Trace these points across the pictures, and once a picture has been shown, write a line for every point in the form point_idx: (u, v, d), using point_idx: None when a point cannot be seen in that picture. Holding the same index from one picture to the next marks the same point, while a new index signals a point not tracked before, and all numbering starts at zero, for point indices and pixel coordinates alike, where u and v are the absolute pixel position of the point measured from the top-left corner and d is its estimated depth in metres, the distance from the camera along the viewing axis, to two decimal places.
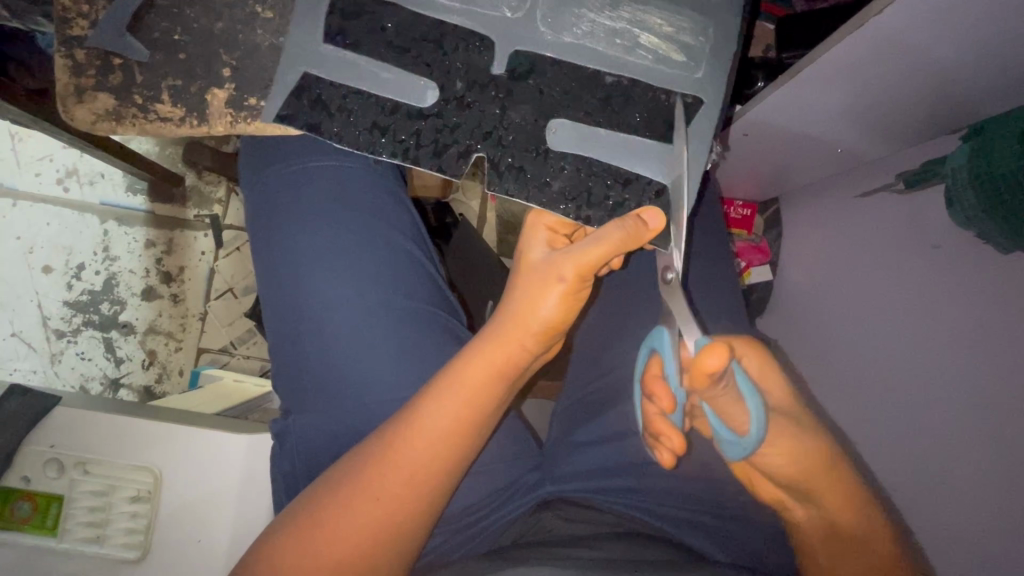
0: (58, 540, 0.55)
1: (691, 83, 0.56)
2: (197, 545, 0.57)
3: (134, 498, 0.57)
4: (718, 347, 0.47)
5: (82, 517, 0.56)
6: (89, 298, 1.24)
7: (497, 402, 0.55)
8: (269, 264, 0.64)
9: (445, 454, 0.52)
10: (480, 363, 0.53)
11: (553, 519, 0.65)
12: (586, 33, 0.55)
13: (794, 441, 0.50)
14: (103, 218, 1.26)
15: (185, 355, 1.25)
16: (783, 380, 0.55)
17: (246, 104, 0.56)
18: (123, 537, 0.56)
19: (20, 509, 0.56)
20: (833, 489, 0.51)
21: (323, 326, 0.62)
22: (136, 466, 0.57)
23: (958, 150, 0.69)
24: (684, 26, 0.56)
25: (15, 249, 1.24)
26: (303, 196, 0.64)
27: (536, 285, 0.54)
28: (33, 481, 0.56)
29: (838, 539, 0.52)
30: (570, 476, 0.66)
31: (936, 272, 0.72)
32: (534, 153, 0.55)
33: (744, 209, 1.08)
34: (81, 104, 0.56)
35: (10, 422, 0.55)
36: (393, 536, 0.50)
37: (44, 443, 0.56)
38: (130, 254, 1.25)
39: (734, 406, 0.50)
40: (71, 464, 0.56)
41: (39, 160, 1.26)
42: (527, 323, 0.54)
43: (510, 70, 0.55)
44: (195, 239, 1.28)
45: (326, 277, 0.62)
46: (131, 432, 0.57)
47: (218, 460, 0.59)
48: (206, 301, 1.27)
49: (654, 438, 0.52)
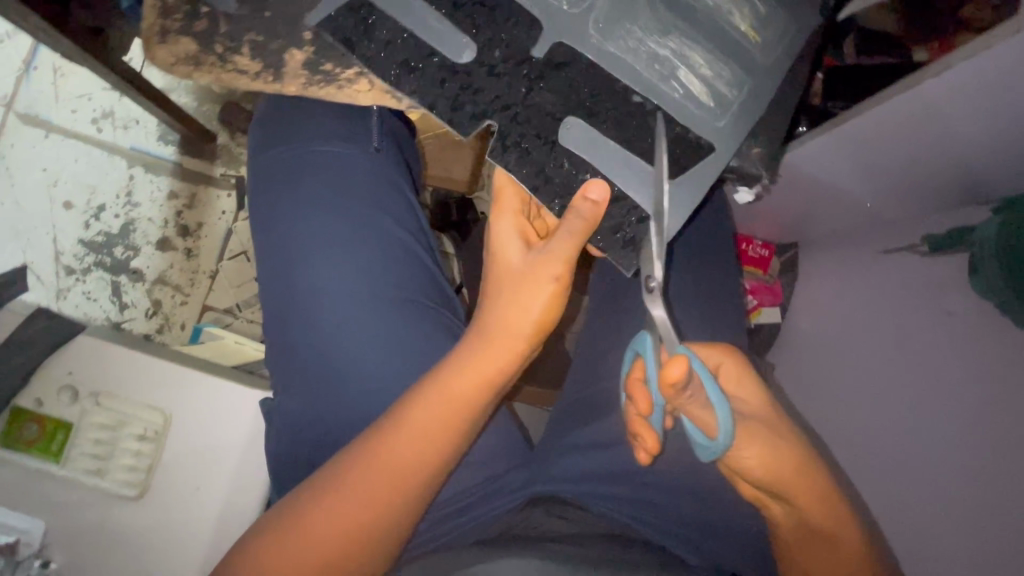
0: (60, 467, 0.55)
1: (709, 129, 0.56)
2: (195, 492, 0.57)
3: (140, 437, 0.57)
4: (682, 358, 0.49)
5: (87, 448, 0.56)
6: (104, 240, 1.25)
7: (486, 407, 0.56)
8: (280, 237, 0.64)
9: (429, 457, 0.52)
10: (467, 369, 0.54)
11: (544, 516, 0.64)
12: (630, 48, 0.56)
13: (764, 446, 0.54)
14: (131, 162, 1.27)
15: (189, 310, 1.25)
16: (759, 390, 0.59)
17: (323, 69, 0.58)
18: (123, 474, 0.56)
19: (27, 431, 0.55)
20: (808, 493, 0.54)
21: (312, 309, 0.62)
22: (149, 404, 0.57)
23: (988, 223, 0.68)
24: (723, 77, 0.56)
25: (39, 181, 1.25)
26: (301, 180, 0.64)
27: (520, 290, 0.56)
28: (46, 405, 0.56)
29: (812, 535, 0.55)
30: (562, 478, 0.65)
31: (946, 336, 0.72)
32: (542, 140, 0.55)
33: (763, 248, 1.08)
34: (163, 44, 0.57)
35: (32, 343, 0.56)
36: (377, 535, 0.50)
37: (62, 370, 0.57)
38: (152, 202, 1.27)
39: (705, 413, 0.52)
40: (84, 393, 0.57)
41: (76, 98, 1.28)
42: (514, 326, 0.56)
43: (548, 58, 0.56)
44: (218, 197, 1.29)
45: (333, 254, 0.63)
46: (149, 371, 0.58)
47: (228, 412, 0.59)
48: (219, 260, 1.28)
49: (632, 435, 0.55)
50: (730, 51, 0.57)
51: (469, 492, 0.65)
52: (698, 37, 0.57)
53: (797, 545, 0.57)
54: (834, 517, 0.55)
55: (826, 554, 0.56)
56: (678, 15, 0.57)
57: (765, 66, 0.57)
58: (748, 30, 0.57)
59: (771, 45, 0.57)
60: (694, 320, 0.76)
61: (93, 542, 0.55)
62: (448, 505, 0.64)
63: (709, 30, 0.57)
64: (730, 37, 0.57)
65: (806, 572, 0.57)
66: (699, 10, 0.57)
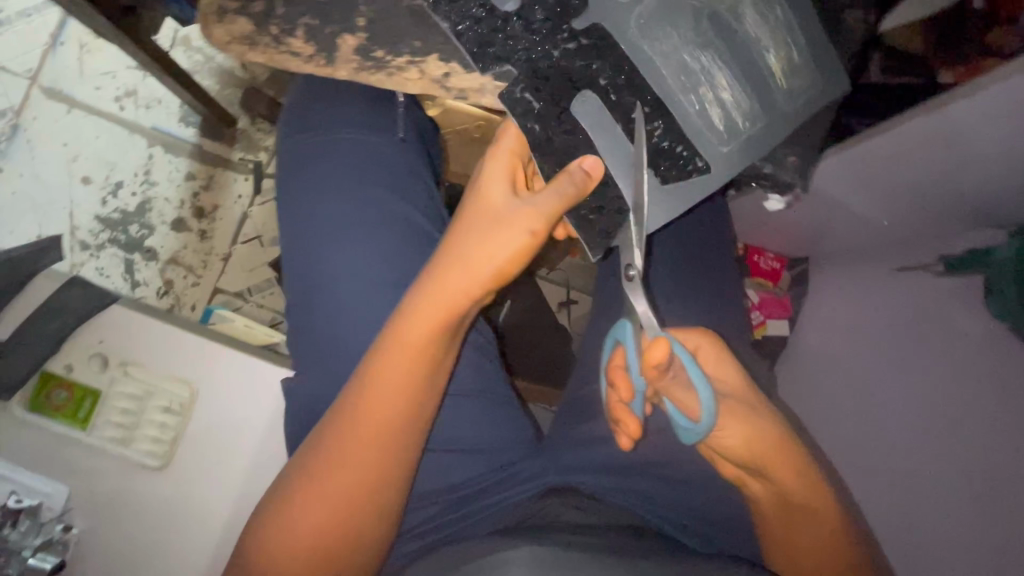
0: (86, 433, 0.56)
1: (712, 152, 0.57)
2: (220, 465, 0.58)
3: (166, 409, 0.58)
4: (662, 341, 0.50)
5: (113, 417, 0.57)
6: (119, 217, 1.24)
7: (443, 355, 0.55)
8: (305, 222, 0.63)
9: (399, 411, 0.52)
10: (422, 321, 0.53)
11: (559, 507, 0.62)
12: (663, 51, 0.56)
13: (744, 425, 0.53)
14: (151, 141, 1.28)
15: (201, 292, 1.24)
16: (737, 368, 0.57)
17: (374, 56, 0.59)
18: (148, 445, 0.57)
19: (56, 396, 0.56)
20: (787, 467, 0.54)
21: (333, 293, 0.61)
22: (175, 377, 0.58)
23: (1009, 246, 0.69)
24: (742, 108, 0.57)
25: (58, 155, 1.25)
26: (326, 165, 0.64)
27: (500, 229, 0.53)
28: (75, 371, 0.57)
29: (792, 511, 0.55)
30: (582, 467, 0.63)
31: (958, 354, 0.73)
32: (553, 103, 0.55)
33: (774, 261, 1.02)
34: (221, 24, 0.58)
35: (65, 310, 0.57)
36: (362, 500, 0.51)
37: (93, 338, 0.58)
38: (170, 182, 1.27)
39: (688, 395, 0.52)
40: (114, 361, 0.58)
41: (100, 75, 1.29)
42: (488, 268, 0.53)
43: (585, 33, 0.55)
44: (234, 180, 1.29)
45: (358, 238, 0.62)
46: (176, 344, 0.59)
47: (254, 389, 0.60)
48: (232, 243, 1.27)
49: (613, 422, 0.55)
50: (756, 84, 0.57)
51: (479, 479, 0.64)
52: (730, 60, 0.57)
53: (778, 521, 0.56)
54: (813, 490, 0.55)
55: (811, 529, 0.55)
56: (721, 30, 0.57)
57: (781, 110, 0.59)
58: (779, 70, 0.58)
59: (793, 91, 0.58)
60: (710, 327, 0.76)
61: (117, 508, 0.56)
62: (461, 489, 0.63)
63: (742, 56, 0.57)
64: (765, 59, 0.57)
65: (793, 551, 0.56)
66: (744, 29, 0.57)
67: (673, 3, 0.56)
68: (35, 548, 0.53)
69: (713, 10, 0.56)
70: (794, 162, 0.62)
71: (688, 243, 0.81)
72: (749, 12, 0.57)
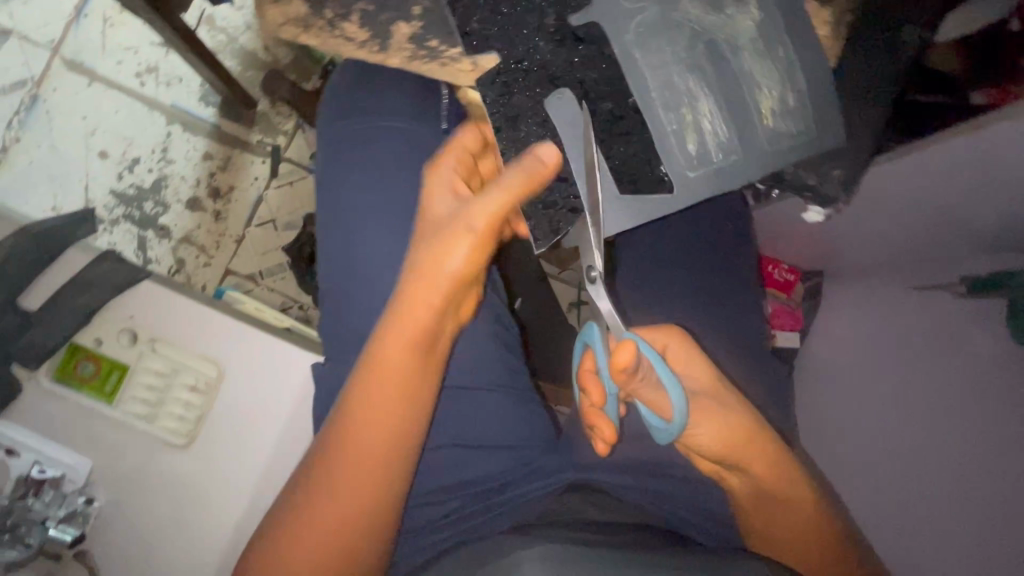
0: (112, 408, 0.56)
1: (677, 175, 0.55)
2: (242, 447, 0.59)
3: (193, 388, 0.58)
4: (628, 343, 0.50)
5: (140, 393, 0.57)
6: (134, 193, 1.17)
7: (416, 368, 0.53)
8: (341, 209, 0.64)
9: (386, 430, 0.52)
10: (397, 338, 0.52)
11: (585, 504, 0.60)
12: (655, 63, 0.54)
13: (715, 419, 0.54)
14: (169, 119, 1.20)
15: (212, 272, 1.19)
16: (707, 363, 0.58)
17: (426, 45, 0.58)
18: (171, 423, 0.57)
19: (82, 368, 0.57)
20: (763, 461, 0.54)
21: (369, 282, 0.62)
22: (203, 356, 0.58)
23: None
24: (718, 139, 0.55)
25: (76, 129, 1.17)
26: (370, 151, 0.64)
27: (442, 237, 0.52)
28: (103, 345, 0.57)
29: (769, 500, 0.56)
30: (601, 465, 0.61)
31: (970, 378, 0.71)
32: (528, 94, 0.55)
33: (786, 272, 0.98)
34: (276, 4, 0.59)
35: (96, 283, 0.57)
36: (359, 519, 0.51)
37: (123, 314, 0.58)
38: (186, 160, 1.20)
39: (657, 395, 0.53)
40: (143, 338, 0.58)
41: (123, 49, 1.21)
42: (433, 275, 0.52)
43: (579, 31, 0.54)
44: (251, 162, 1.23)
45: (393, 228, 0.62)
46: (203, 323, 0.59)
47: (281, 373, 0.60)
48: (246, 226, 1.21)
49: (589, 427, 0.55)
50: (740, 116, 0.55)
51: (498, 476, 0.62)
52: (718, 87, 0.55)
53: (755, 510, 0.57)
54: (791, 482, 0.55)
55: (790, 522, 0.56)
56: (748, 46, 0.55)
57: (762, 149, 0.56)
58: (767, 108, 0.55)
59: (779, 131, 0.56)
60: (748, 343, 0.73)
61: (139, 483, 0.57)
62: (478, 484, 0.62)
63: (732, 85, 0.55)
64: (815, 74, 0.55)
65: (772, 538, 0.57)
66: (772, 48, 0.55)
67: (674, 19, 0.54)
68: (59, 519, 0.53)
69: (715, 32, 0.55)
70: (839, 175, 0.59)
71: (732, 252, 0.76)
72: (751, 41, 0.55)
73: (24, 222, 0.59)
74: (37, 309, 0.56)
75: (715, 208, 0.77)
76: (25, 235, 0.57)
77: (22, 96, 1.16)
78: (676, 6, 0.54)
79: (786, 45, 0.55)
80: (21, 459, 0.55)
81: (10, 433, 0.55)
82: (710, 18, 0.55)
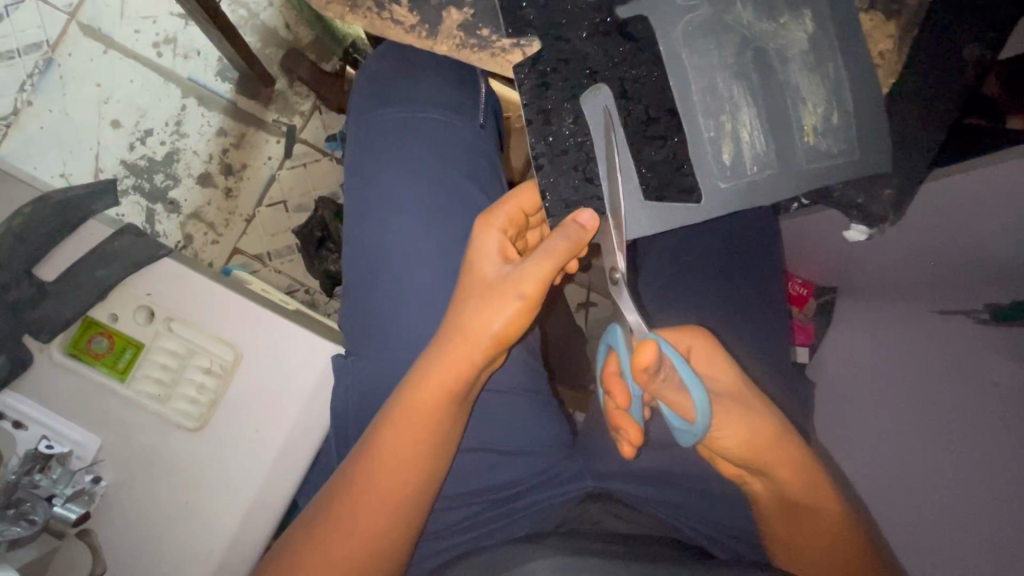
0: (125, 386, 0.56)
1: (709, 184, 0.53)
2: (254, 434, 0.58)
3: (207, 370, 0.57)
4: (649, 343, 0.46)
5: (153, 373, 0.57)
6: (145, 165, 1.14)
7: (451, 419, 0.55)
8: (375, 198, 0.64)
9: (416, 474, 0.54)
10: (432, 386, 0.53)
11: (602, 513, 0.60)
12: (701, 65, 0.52)
13: (741, 424, 0.50)
14: (186, 92, 1.17)
15: (220, 250, 1.14)
16: (733, 365, 0.54)
17: (479, 34, 0.56)
18: (185, 405, 0.57)
19: (96, 344, 0.57)
20: (787, 464, 0.51)
21: (399, 275, 0.63)
22: (220, 339, 0.58)
23: None
24: (756, 151, 0.53)
25: (91, 97, 1.14)
26: (407, 143, 0.65)
27: (489, 300, 0.53)
28: (120, 321, 0.57)
29: (792, 508, 0.53)
30: (619, 472, 0.61)
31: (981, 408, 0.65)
32: (564, 86, 0.52)
33: (799, 286, 0.95)
34: None
35: (117, 257, 0.58)
36: (373, 555, 0.52)
37: (141, 290, 0.58)
38: (200, 136, 1.16)
39: (679, 396, 0.49)
40: (159, 316, 0.58)
41: (141, 19, 1.18)
42: (477, 338, 0.53)
43: (624, 24, 0.52)
44: (266, 141, 1.18)
45: (424, 222, 0.63)
46: (219, 305, 0.58)
47: (297, 357, 0.59)
48: (257, 205, 1.16)
49: (614, 430, 0.52)
50: (782, 130, 0.53)
51: (518, 482, 0.62)
52: (763, 97, 0.53)
53: (780, 518, 0.54)
54: (816, 487, 0.53)
55: (813, 527, 0.53)
56: (800, 56, 0.53)
57: (798, 168, 0.53)
58: (809, 125, 0.53)
59: (818, 149, 0.53)
60: (776, 365, 0.70)
61: (148, 464, 0.56)
62: (501, 490, 0.61)
63: (777, 97, 0.53)
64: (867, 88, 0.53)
65: (799, 548, 0.54)
66: (825, 62, 0.53)
67: (724, 23, 0.53)
68: (66, 497, 0.52)
69: (766, 40, 0.53)
70: (890, 196, 0.56)
71: (767, 268, 0.73)
72: (802, 53, 0.53)
73: (46, 190, 0.59)
74: (53, 281, 0.57)
75: (753, 222, 0.74)
76: (47, 204, 0.57)
77: (37, 60, 1.14)
78: (728, 9, 0.53)
79: (838, 59, 0.53)
80: (28, 433, 0.55)
81: (22, 407, 0.55)
82: (762, 26, 0.53)
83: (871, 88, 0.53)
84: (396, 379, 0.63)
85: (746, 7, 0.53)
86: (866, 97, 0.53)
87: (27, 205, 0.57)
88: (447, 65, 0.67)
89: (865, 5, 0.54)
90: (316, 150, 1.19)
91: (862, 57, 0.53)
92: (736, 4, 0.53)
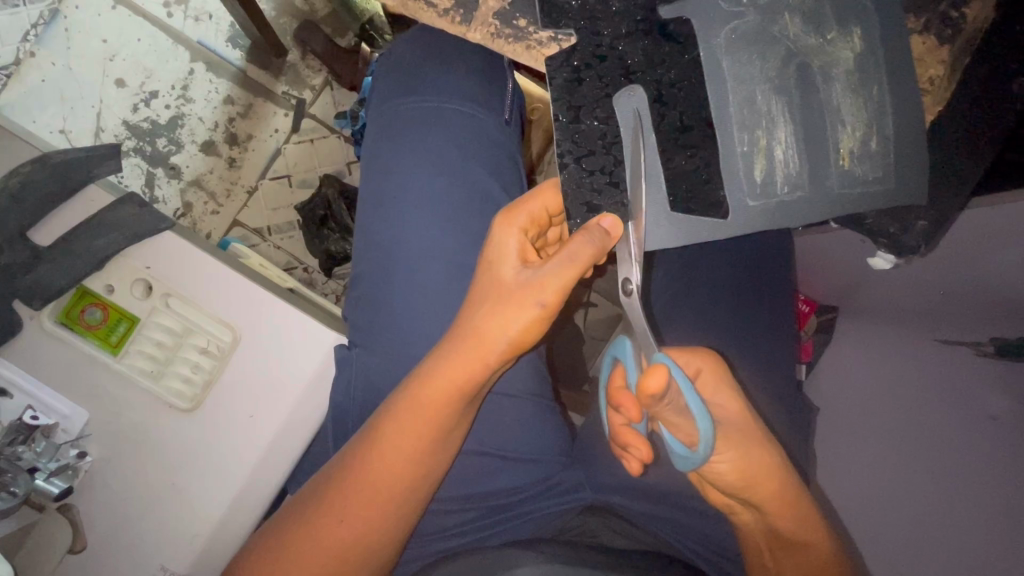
0: (116, 360, 0.55)
1: (736, 201, 0.51)
2: (247, 419, 0.56)
3: (204, 350, 0.56)
4: (658, 368, 0.45)
5: (147, 349, 0.55)
6: (148, 127, 1.11)
7: (455, 419, 0.54)
8: (392, 186, 0.63)
9: (408, 475, 0.52)
10: (441, 382, 0.52)
11: (601, 526, 0.59)
12: (742, 76, 0.51)
13: (744, 456, 0.49)
14: (196, 56, 1.13)
15: (220, 221, 1.11)
16: (739, 395, 0.53)
17: (515, 24, 0.53)
18: (179, 384, 0.55)
19: (89, 315, 0.55)
20: (777, 498, 0.51)
21: (411, 267, 0.61)
22: (219, 319, 0.56)
23: None
24: (788, 171, 0.51)
25: (96, 52, 1.11)
26: (428, 130, 0.63)
27: (507, 304, 0.51)
28: (116, 292, 0.56)
29: (780, 544, 0.52)
30: (616, 485, 0.61)
31: (985, 445, 0.62)
32: (597, 84, 0.50)
33: (801, 302, 0.86)
34: None
35: (118, 227, 0.56)
36: (361, 551, 0.51)
37: (140, 262, 0.56)
38: (207, 101, 1.12)
39: (681, 418, 0.49)
40: (157, 291, 0.56)
41: None
42: (491, 341, 0.51)
43: (664, 26, 0.50)
44: (274, 113, 1.14)
45: (439, 215, 0.62)
46: (220, 283, 0.57)
47: (298, 342, 0.57)
48: (262, 177, 1.13)
49: (621, 448, 0.51)
50: (816, 151, 0.51)
51: (513, 488, 0.61)
52: (801, 116, 0.51)
53: (767, 552, 0.53)
54: (803, 521, 0.52)
55: (795, 561, 0.52)
56: (844, 76, 0.51)
57: (829, 192, 0.52)
58: (846, 149, 0.52)
59: (853, 174, 0.52)
60: (779, 387, 0.69)
61: (135, 441, 0.55)
62: (497, 495, 0.61)
63: (815, 117, 0.51)
64: (907, 114, 0.52)
65: None
66: (865, 84, 0.51)
67: (770, 33, 0.51)
68: (49, 471, 0.51)
69: (809, 56, 0.51)
70: (921, 228, 0.56)
71: (778, 288, 0.72)
72: (846, 73, 0.51)
73: (48, 151, 0.56)
74: (49, 246, 0.55)
75: (770, 241, 0.73)
76: (48, 165, 0.55)
77: (42, 10, 1.10)
78: (776, 19, 0.51)
79: (883, 83, 0.51)
80: (12, 400, 0.53)
81: (6, 373, 0.53)
82: (808, 40, 0.51)
83: (913, 114, 0.52)
84: (399, 374, 0.61)
85: (794, 19, 0.51)
86: (906, 124, 0.52)
87: (25, 163, 0.55)
88: (473, 54, 0.65)
89: (920, 26, 0.52)
90: (326, 126, 1.15)
91: (905, 80, 0.52)
92: (783, 15, 0.51)
